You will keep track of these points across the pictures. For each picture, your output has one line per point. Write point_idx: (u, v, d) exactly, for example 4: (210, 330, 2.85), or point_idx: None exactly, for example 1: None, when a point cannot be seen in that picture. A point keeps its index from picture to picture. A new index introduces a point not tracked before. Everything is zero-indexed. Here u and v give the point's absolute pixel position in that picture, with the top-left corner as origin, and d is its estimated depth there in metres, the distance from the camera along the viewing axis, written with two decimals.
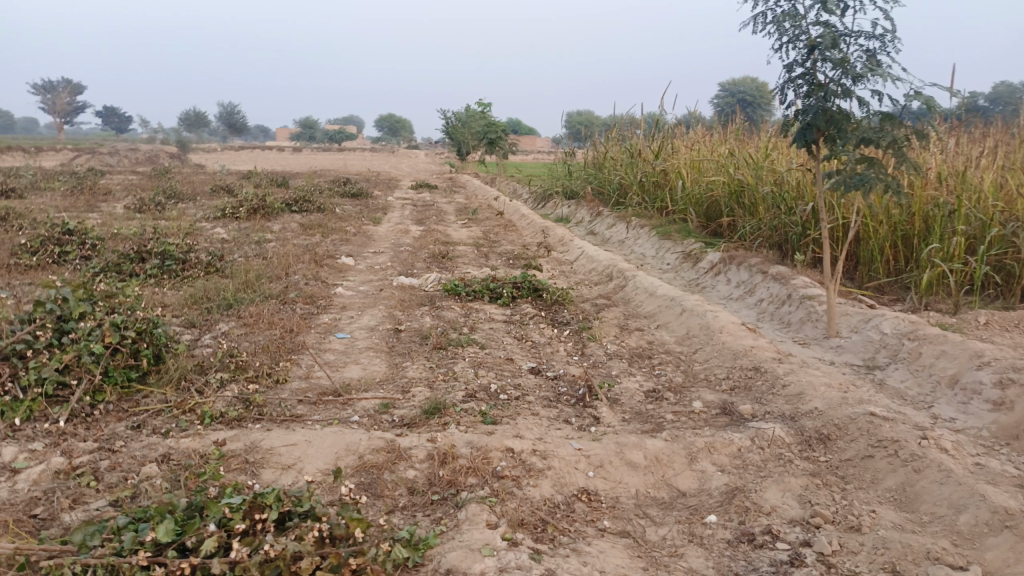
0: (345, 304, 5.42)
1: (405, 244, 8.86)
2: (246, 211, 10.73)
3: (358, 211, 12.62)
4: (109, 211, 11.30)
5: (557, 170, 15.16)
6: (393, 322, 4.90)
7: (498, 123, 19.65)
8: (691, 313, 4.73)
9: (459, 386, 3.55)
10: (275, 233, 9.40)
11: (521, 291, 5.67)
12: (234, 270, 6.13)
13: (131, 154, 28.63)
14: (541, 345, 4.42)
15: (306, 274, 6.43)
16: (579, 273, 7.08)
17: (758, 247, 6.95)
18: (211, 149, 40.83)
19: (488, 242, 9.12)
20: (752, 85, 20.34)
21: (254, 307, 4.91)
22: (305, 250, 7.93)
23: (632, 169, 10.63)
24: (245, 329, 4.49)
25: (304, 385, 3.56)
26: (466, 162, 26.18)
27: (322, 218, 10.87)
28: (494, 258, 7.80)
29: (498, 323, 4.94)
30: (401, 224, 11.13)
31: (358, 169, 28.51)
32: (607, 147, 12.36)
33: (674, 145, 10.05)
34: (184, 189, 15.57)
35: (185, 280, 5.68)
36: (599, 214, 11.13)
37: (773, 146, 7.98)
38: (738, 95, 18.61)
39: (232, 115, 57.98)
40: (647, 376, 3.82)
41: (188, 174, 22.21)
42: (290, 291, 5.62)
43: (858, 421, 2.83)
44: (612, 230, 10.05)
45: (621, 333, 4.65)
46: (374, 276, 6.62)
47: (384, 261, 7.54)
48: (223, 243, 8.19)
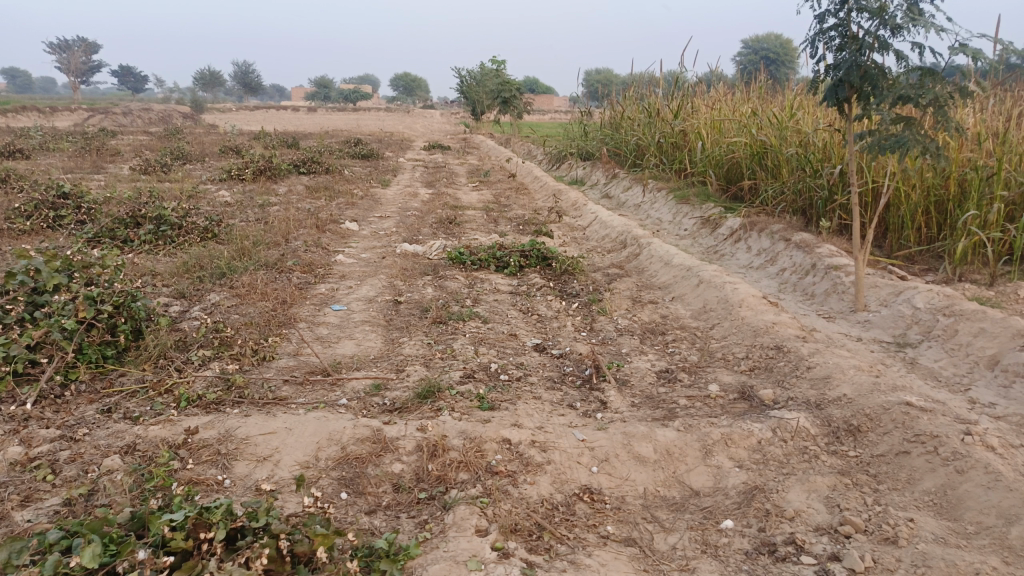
0: (345, 272, 5.19)
1: (413, 208, 8.59)
2: (252, 173, 10.49)
3: (367, 173, 12.34)
4: (114, 172, 11.10)
5: (572, 130, 14.71)
6: (392, 293, 4.66)
7: (512, 82, 19.12)
8: (709, 285, 4.44)
9: (457, 366, 3.31)
10: (280, 195, 9.16)
11: (529, 260, 5.40)
12: (231, 236, 5.91)
13: (144, 113, 28.38)
14: (548, 319, 4.17)
15: (307, 240, 6.20)
16: (591, 240, 6.79)
17: (781, 212, 6.60)
18: (224, 109, 40.44)
19: (498, 206, 8.83)
20: (775, 42, 19.56)
21: (248, 276, 4.69)
22: (309, 214, 7.69)
23: (650, 129, 10.22)
24: (237, 300, 4.28)
25: (292, 362, 3.34)
26: (481, 122, 25.67)
27: (330, 180, 10.61)
28: (504, 224, 7.52)
29: (503, 295, 4.69)
30: (411, 187, 10.85)
31: (371, 129, 28.10)
32: (625, 107, 11.91)
33: (694, 104, 9.61)
34: (192, 149, 15.33)
35: (180, 247, 5.46)
36: (614, 177, 10.76)
37: (798, 104, 7.55)
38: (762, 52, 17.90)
39: (246, 74, 57.37)
40: (660, 355, 3.56)
41: (201, 134, 21.91)
42: (288, 258, 5.40)
43: (892, 412, 2.56)
44: (627, 193, 9.69)
45: (633, 306, 4.39)
46: (377, 242, 6.37)
47: (390, 226, 7.28)
48: (226, 207, 7.96)
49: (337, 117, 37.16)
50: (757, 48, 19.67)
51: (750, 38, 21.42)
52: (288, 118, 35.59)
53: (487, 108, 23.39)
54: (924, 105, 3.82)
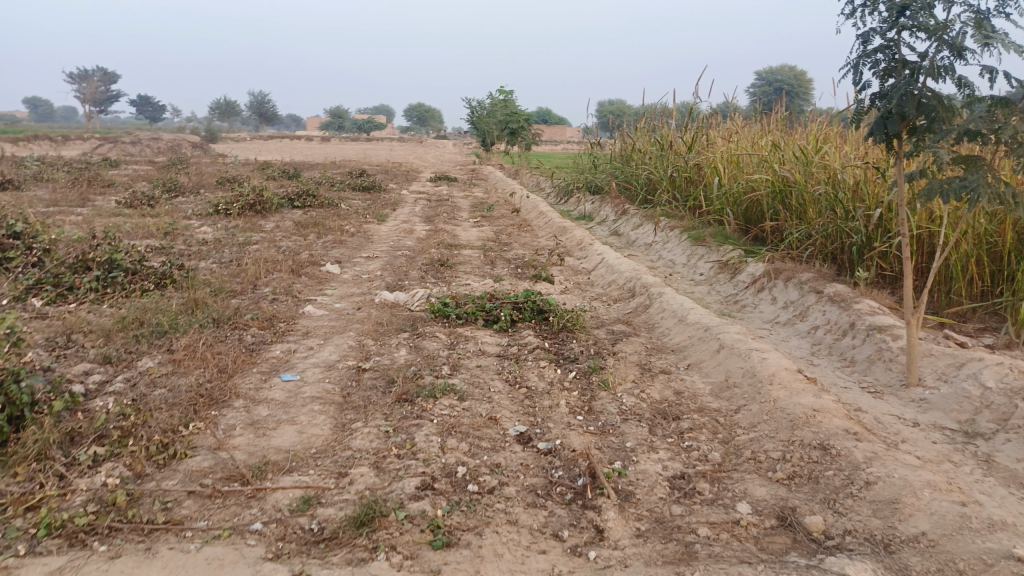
0: (311, 328, 4.53)
1: (406, 247, 7.96)
2: (240, 207, 9.93)
3: (365, 206, 11.76)
4: (99, 207, 10.60)
5: (581, 163, 14.14)
6: (359, 356, 3.99)
7: (520, 112, 18.62)
8: (731, 353, 3.74)
9: (415, 469, 2.62)
10: (265, 232, 8.56)
11: (522, 313, 4.71)
12: (192, 283, 5.29)
13: (153, 142, 28.18)
14: (538, 394, 3.48)
15: (278, 287, 5.56)
16: (596, 287, 6.11)
17: (809, 257, 5.90)
18: (237, 139, 40.41)
19: (498, 245, 8.19)
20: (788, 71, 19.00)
21: (192, 334, 4.04)
22: (290, 254, 7.07)
23: (662, 163, 9.60)
24: (170, 368, 3.61)
25: (209, 461, 2.66)
26: (491, 152, 25.23)
27: (323, 215, 10.04)
28: (501, 266, 6.87)
29: (488, 359, 4.00)
30: (409, 222, 10.25)
31: (381, 159, 27.75)
32: (636, 139, 11.32)
33: (710, 137, 9.00)
34: (189, 181, 14.85)
35: (127, 298, 4.87)
36: (624, 213, 10.11)
37: (825, 137, 6.90)
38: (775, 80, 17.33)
39: (261, 104, 57.63)
40: (673, 451, 2.85)
41: (205, 164, 21.66)
42: (248, 311, 4.75)
43: (998, 574, 1.85)
44: (639, 230, 9.02)
45: (640, 376, 3.68)
46: (357, 288, 5.72)
47: (376, 268, 6.64)
48: (203, 247, 7.37)
49: (348, 147, 36.98)
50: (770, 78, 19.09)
51: (764, 70, 20.92)
52: (298, 148, 35.44)
53: (496, 138, 22.96)
54: (996, 141, 3.14)
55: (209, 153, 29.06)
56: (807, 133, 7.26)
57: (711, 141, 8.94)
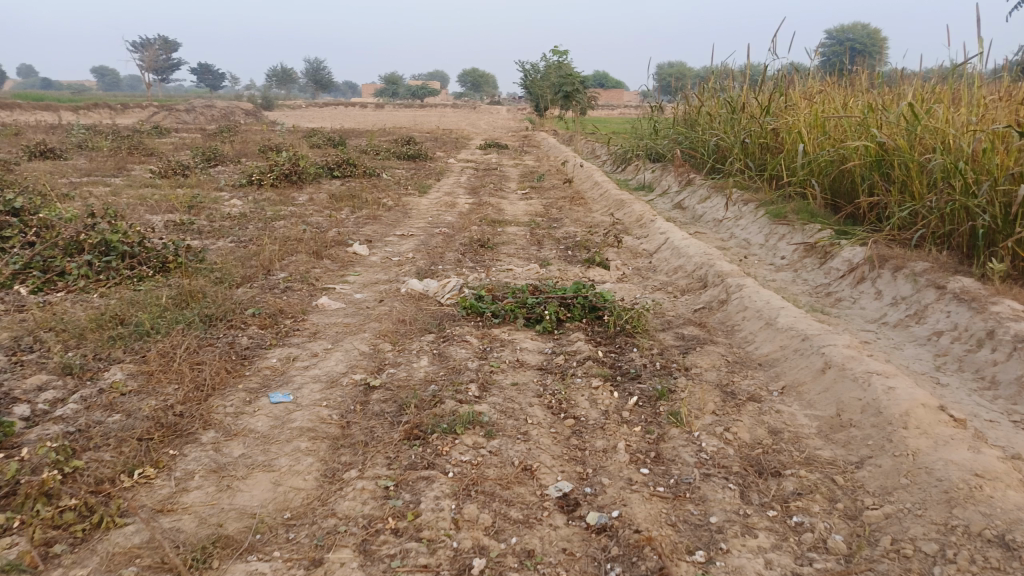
0: (321, 327, 3.84)
1: (446, 224, 7.23)
2: (275, 178, 9.32)
3: (408, 176, 11.06)
4: (133, 177, 10.16)
5: (641, 129, 13.12)
6: (370, 366, 3.27)
7: (575, 74, 17.49)
8: (841, 377, 2.88)
9: (416, 560, 1.89)
10: (296, 206, 7.93)
11: (571, 311, 3.91)
12: (195, 269, 4.66)
13: (206, 109, 28.02)
14: (589, 427, 2.70)
15: (295, 273, 4.89)
16: (659, 273, 5.25)
17: (918, 240, 4.93)
18: (292, 106, 40.27)
19: (548, 220, 7.37)
20: (863, 28, 17.49)
21: (176, 336, 3.38)
22: (318, 231, 6.41)
23: (733, 129, 8.57)
24: (138, 382, 2.96)
25: (141, 535, 1.98)
26: (544, 118, 24.24)
27: (361, 186, 9.37)
28: (550, 246, 6.06)
29: (527, 373, 3.23)
30: (453, 195, 9.48)
31: (433, 126, 27.06)
32: (703, 102, 10.28)
33: (789, 98, 7.92)
34: (232, 148, 14.36)
35: (119, 290, 4.24)
36: (690, 184, 9.14)
37: (935, 96, 5.81)
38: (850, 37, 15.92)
39: (316, 71, 57.47)
40: (777, 534, 2.04)
41: (253, 131, 21.32)
42: (251, 304, 4.08)
43: None
44: (707, 204, 8.06)
45: (721, 403, 2.85)
46: (383, 274, 5.01)
47: (409, 248, 5.92)
48: (225, 223, 6.77)
49: (399, 113, 36.34)
50: (845, 36, 17.58)
51: (837, 29, 19.30)
52: (350, 114, 35.01)
53: (550, 103, 21.96)
54: None
55: (262, 121, 28.76)
56: (912, 91, 6.15)
57: (791, 103, 7.88)
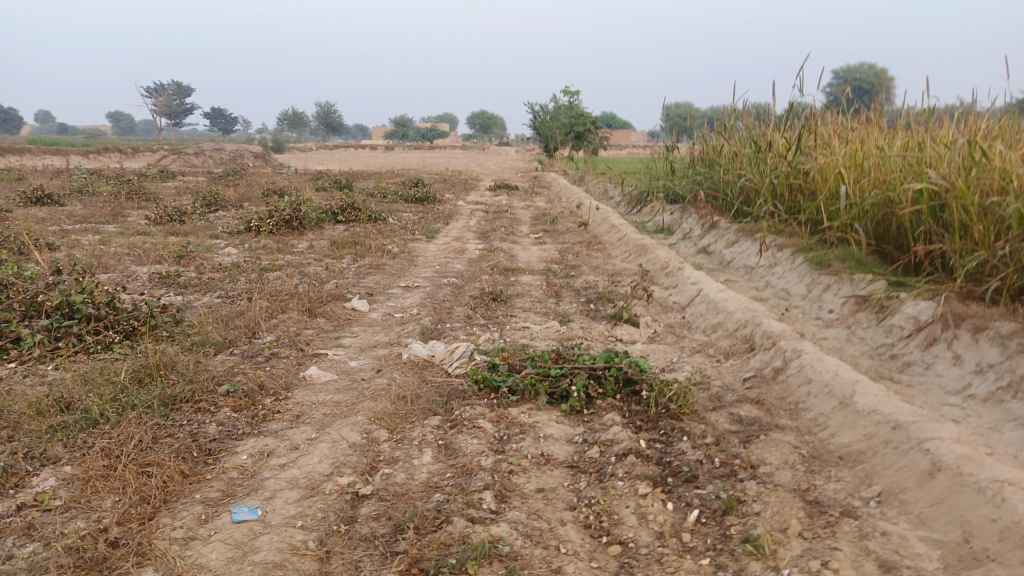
0: (306, 407, 3.24)
1: (455, 273, 6.66)
2: (274, 224, 8.82)
3: (416, 221, 10.55)
4: (127, 224, 9.71)
5: (656, 170, 12.63)
6: (360, 464, 2.66)
7: (587, 114, 17.03)
8: (959, 486, 2.25)
9: None
10: (294, 254, 7.39)
11: (603, 386, 3.29)
12: (170, 336, 4.09)
13: (215, 153, 27.85)
14: (641, 561, 2.07)
15: (283, 336, 4.31)
16: (695, 331, 4.65)
17: (992, 294, 4.31)
18: (302, 148, 40.35)
19: (565, 268, 6.80)
20: (870, 65, 17.10)
21: (128, 426, 2.80)
22: (314, 284, 5.86)
23: (762, 168, 8.02)
24: (68, 494, 2.37)
25: None
26: (554, 158, 23.90)
27: (365, 231, 8.86)
28: (569, 299, 5.47)
29: (555, 472, 2.61)
30: (462, 240, 8.95)
31: (442, 167, 26.83)
32: (725, 140, 9.77)
33: (823, 137, 7.39)
34: (235, 192, 13.93)
35: (76, 362, 3.67)
36: (715, 227, 8.58)
37: (994, 132, 5.24)
38: (857, 74, 15.55)
39: (326, 114, 57.90)
40: None
41: (259, 174, 21.00)
42: (228, 377, 3.50)
43: None
44: (737, 250, 7.48)
45: (807, 522, 2.23)
46: (383, 335, 4.43)
47: (414, 303, 5.35)
48: (215, 275, 6.24)
49: (407, 155, 36.22)
50: (854, 71, 17.14)
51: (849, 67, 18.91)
52: (359, 156, 34.92)
53: (560, 142, 21.62)
54: None
55: (270, 164, 28.59)
56: (965, 127, 5.59)
57: (826, 142, 7.34)
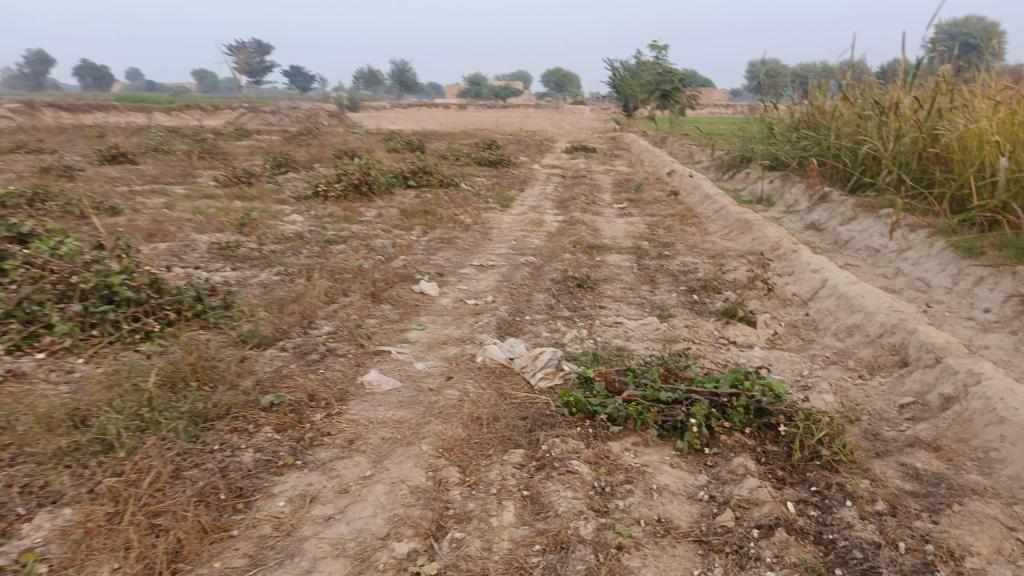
0: (362, 426, 2.68)
1: (533, 250, 6.00)
2: (342, 189, 8.33)
3: (490, 186, 9.90)
4: (195, 186, 9.44)
5: (752, 133, 11.56)
6: (425, 522, 2.08)
7: (674, 71, 15.81)
8: None
9: None
10: (361, 224, 6.89)
11: (728, 419, 2.60)
12: (216, 330, 3.62)
13: (292, 111, 27.80)
14: None
15: (342, 327, 3.78)
16: (825, 336, 3.88)
17: None
18: (376, 107, 40.10)
19: (657, 247, 6.05)
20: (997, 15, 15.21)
21: (146, 454, 2.30)
22: (380, 260, 5.32)
23: (885, 134, 6.99)
24: (59, 556, 1.87)
25: None
26: (633, 118, 22.73)
27: (436, 199, 8.29)
28: (666, 285, 4.74)
29: (679, 551, 1.97)
30: (540, 209, 8.26)
31: (516, 127, 26.02)
32: (837, 101, 8.69)
33: (966, 100, 6.33)
34: (306, 153, 13.56)
35: (108, 358, 3.23)
36: (826, 201, 7.60)
37: None
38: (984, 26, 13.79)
39: (401, 73, 57.50)
40: None
41: (332, 133, 20.70)
42: (273, 382, 2.98)
43: None
44: (856, 230, 6.53)
45: None
46: (455, 329, 3.84)
47: (489, 287, 4.74)
48: (277, 247, 5.78)
49: (480, 114, 35.43)
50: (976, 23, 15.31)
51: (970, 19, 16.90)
52: (432, 116, 34.34)
53: (641, 101, 20.45)
54: None
55: (344, 123, 28.37)
56: None
57: (970, 105, 6.28)
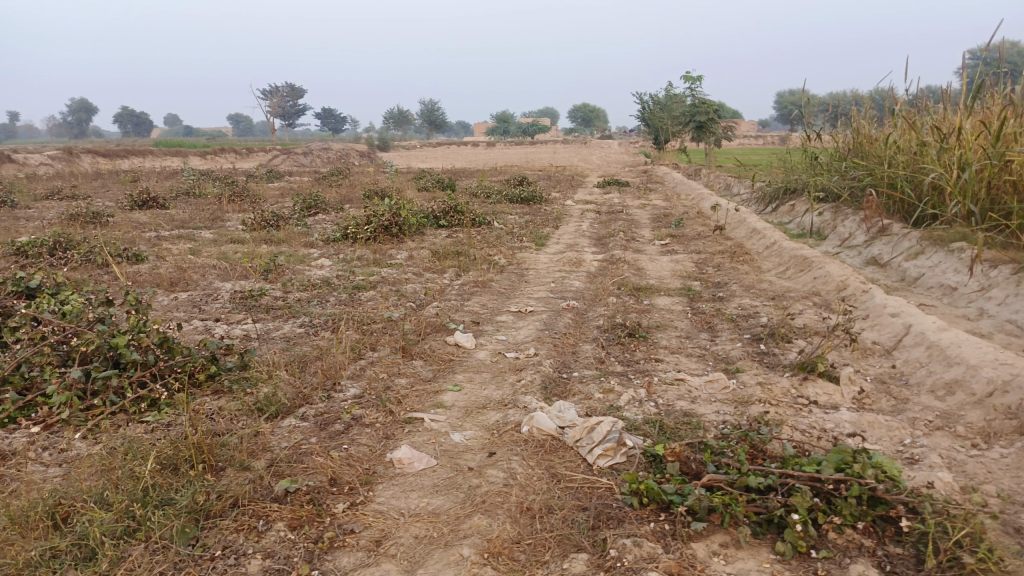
0: (391, 520, 2.26)
1: (574, 292, 5.58)
2: (371, 231, 8.03)
3: (524, 224, 9.55)
4: (222, 230, 9.23)
5: (795, 163, 11.07)
6: None
7: (708, 102, 15.43)
8: None
9: None
10: (391, 267, 6.54)
11: (837, 511, 2.13)
12: (229, 397, 3.25)
13: (323, 152, 28.00)
14: None
15: (369, 389, 3.38)
16: (920, 394, 3.37)
17: None
18: (406, 146, 40.37)
19: (709, 288, 5.58)
20: None
21: (133, 567, 1.93)
22: (411, 308, 4.94)
23: (950, 161, 6.49)
24: None
25: None
26: (664, 150, 22.34)
27: (468, 238, 7.93)
28: (727, 333, 4.28)
29: None
30: (577, 248, 7.86)
31: (546, 163, 25.79)
32: (890, 128, 8.20)
33: None
34: (336, 194, 13.40)
35: (106, 434, 2.86)
36: (886, 234, 7.08)
37: None
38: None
39: (430, 112, 58.14)
40: None
41: (361, 173, 20.67)
42: (290, 463, 2.57)
43: None
44: (925, 265, 6.00)
45: None
46: (495, 389, 3.42)
47: (530, 337, 4.31)
48: (302, 295, 5.44)
49: (509, 151, 35.41)
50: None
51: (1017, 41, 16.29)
52: (462, 153, 34.39)
53: (674, 134, 20.09)
54: None
55: (374, 163, 28.45)
56: None
57: None
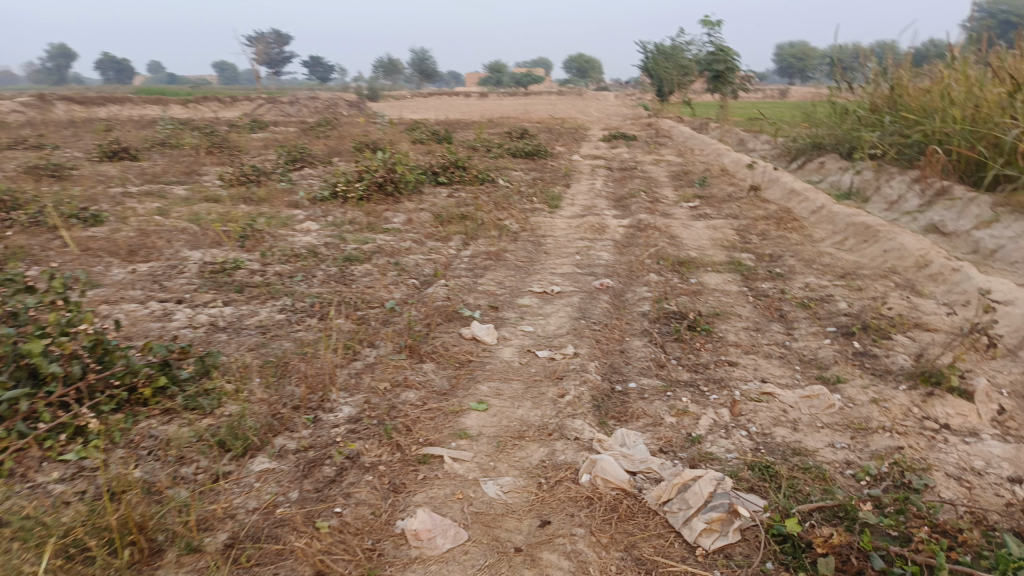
0: None
1: (604, 266, 4.76)
2: (364, 190, 7.14)
3: (532, 182, 8.66)
4: (197, 186, 8.29)
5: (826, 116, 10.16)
6: None
7: (725, 50, 14.36)
8: None
9: None
10: (386, 233, 5.69)
11: None
12: (180, 423, 2.45)
13: (311, 101, 26.59)
14: None
15: (369, 408, 2.58)
16: None
17: None
18: (395, 96, 38.91)
19: (762, 262, 4.78)
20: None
21: None
22: (415, 288, 4.12)
23: None
24: None
25: None
26: (668, 103, 21.25)
27: (474, 198, 7.05)
28: (805, 326, 3.48)
29: None
30: (596, 210, 7.00)
31: (544, 115, 24.64)
32: (947, 78, 7.30)
33: None
34: (324, 146, 12.38)
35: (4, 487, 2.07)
36: (947, 197, 6.27)
37: None
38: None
39: (422, 61, 56.08)
40: None
41: (350, 124, 19.54)
42: (258, 544, 1.80)
43: None
44: (1005, 235, 5.21)
45: None
46: (533, 407, 2.62)
47: (565, 328, 3.51)
48: (284, 268, 4.59)
49: (504, 103, 34.10)
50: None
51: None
52: (455, 105, 33.08)
53: (683, 85, 18.97)
54: None
55: (365, 114, 27.19)
56: None
57: None
